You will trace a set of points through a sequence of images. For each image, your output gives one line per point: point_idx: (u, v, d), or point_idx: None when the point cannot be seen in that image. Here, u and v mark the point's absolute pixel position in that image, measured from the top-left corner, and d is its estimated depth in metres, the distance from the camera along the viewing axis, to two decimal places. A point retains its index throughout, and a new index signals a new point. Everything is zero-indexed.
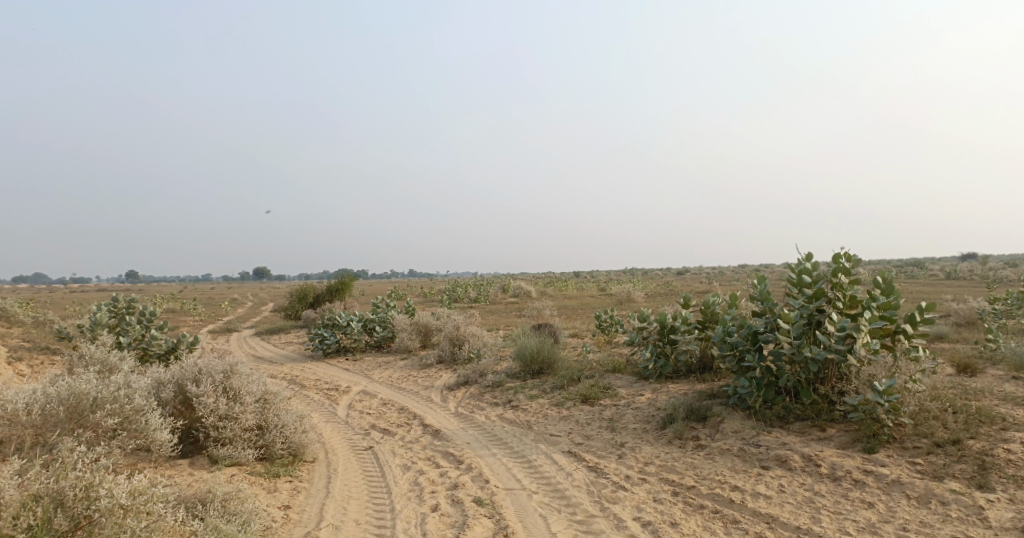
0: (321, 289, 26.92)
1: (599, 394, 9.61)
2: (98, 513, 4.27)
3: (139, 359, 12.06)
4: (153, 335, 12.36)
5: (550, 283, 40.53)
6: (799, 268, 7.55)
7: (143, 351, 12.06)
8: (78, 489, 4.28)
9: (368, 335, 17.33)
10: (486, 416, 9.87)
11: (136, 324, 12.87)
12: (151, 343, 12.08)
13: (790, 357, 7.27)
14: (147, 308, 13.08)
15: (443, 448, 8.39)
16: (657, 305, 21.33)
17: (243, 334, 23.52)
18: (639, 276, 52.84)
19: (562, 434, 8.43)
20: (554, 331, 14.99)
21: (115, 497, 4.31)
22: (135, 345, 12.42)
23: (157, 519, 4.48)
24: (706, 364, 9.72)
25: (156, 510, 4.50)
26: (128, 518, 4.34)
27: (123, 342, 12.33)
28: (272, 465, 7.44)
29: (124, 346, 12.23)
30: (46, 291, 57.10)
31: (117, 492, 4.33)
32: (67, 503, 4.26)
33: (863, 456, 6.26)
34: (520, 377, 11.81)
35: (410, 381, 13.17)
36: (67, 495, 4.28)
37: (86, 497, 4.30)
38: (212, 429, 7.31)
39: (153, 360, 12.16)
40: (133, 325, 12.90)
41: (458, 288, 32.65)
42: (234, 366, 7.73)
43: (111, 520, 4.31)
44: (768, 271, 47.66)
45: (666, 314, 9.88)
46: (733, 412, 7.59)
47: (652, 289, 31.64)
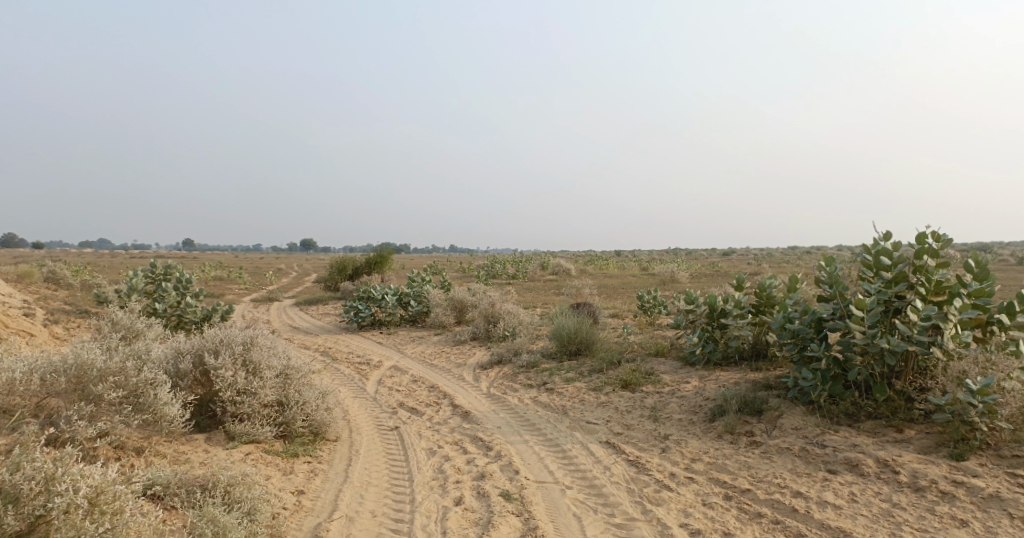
0: (358, 260, 26.59)
1: (641, 380, 8.96)
2: (55, 513, 3.83)
3: (172, 327, 11.92)
4: (187, 302, 12.18)
5: (591, 261, 39.72)
6: (877, 248, 6.80)
7: (178, 318, 11.95)
8: (35, 483, 3.84)
9: (402, 309, 16.89)
10: (519, 398, 9.30)
11: (171, 291, 12.17)
12: (185, 311, 11.91)
13: (863, 349, 6.54)
14: (183, 274, 12.34)
15: (472, 432, 7.84)
16: (702, 287, 20.44)
17: (281, 303, 23.36)
18: (683, 256, 51.61)
19: (600, 422, 7.81)
20: (594, 311, 14.34)
21: (72, 495, 3.87)
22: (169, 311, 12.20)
23: (125, 520, 4.01)
24: (759, 351, 8.99)
25: (127, 509, 4.04)
26: (88, 520, 3.88)
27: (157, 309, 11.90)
28: (291, 444, 6.96)
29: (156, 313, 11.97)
30: (95, 254, 58.19)
31: (78, 488, 3.89)
32: (21, 499, 3.81)
33: (949, 463, 5.53)
34: (557, 358, 11.21)
35: (442, 358, 12.68)
36: (24, 491, 3.84)
37: (46, 491, 3.88)
38: (230, 404, 6.82)
39: (186, 328, 12.01)
40: (169, 291, 12.16)
41: (498, 264, 32.04)
42: (255, 337, 7.25)
43: (69, 523, 3.85)
44: (818, 255, 46.02)
45: (716, 297, 9.15)
46: (793, 406, 6.87)
47: (696, 270, 30.65)
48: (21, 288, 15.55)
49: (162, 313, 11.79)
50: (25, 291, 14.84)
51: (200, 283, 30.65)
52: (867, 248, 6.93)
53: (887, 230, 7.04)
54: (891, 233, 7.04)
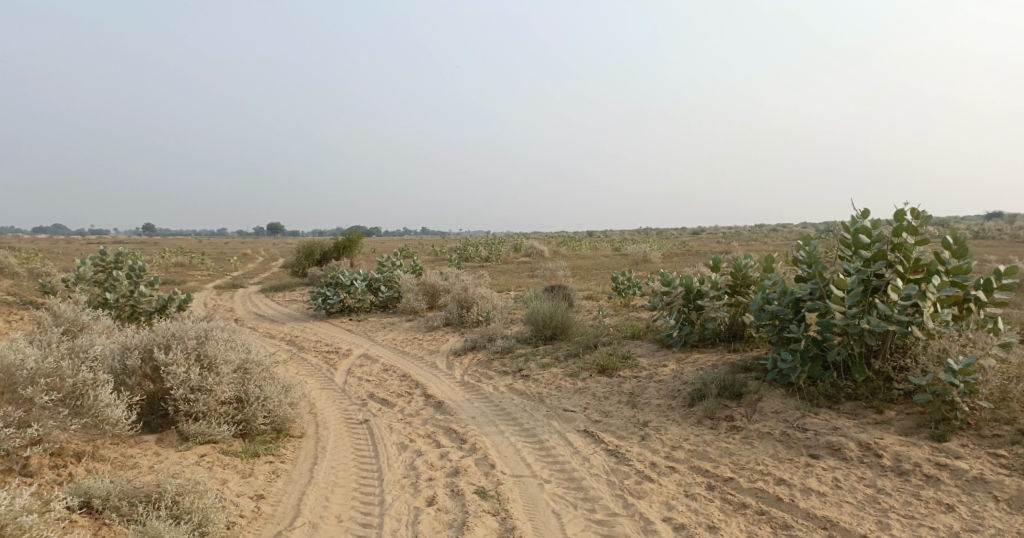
0: (327, 246, 26.08)
1: (618, 365, 8.75)
2: None
3: (127, 318, 11.39)
4: (142, 291, 11.65)
5: (563, 242, 39.52)
6: (855, 226, 6.60)
7: (131, 308, 11.38)
8: None
9: (372, 295, 16.52)
10: (493, 386, 9.05)
11: (123, 280, 11.87)
12: (139, 301, 11.36)
13: (843, 329, 6.35)
14: (136, 264, 12.13)
15: (445, 423, 7.58)
16: (675, 266, 20.36)
17: (248, 291, 22.81)
18: (655, 236, 51.70)
19: (577, 410, 7.59)
20: (568, 293, 14.12)
21: None
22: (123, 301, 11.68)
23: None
24: (736, 332, 8.81)
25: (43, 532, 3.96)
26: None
27: (110, 299, 11.51)
28: (250, 443, 6.65)
29: (111, 304, 11.48)
30: (56, 243, 56.41)
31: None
32: None
33: (933, 445, 5.38)
34: (532, 343, 10.97)
35: (414, 345, 12.37)
36: None
37: None
38: (183, 402, 6.52)
39: (141, 318, 11.51)
40: (120, 281, 11.86)
41: (471, 246, 31.67)
42: (210, 330, 6.92)
43: None
44: (788, 231, 46.38)
45: (692, 278, 8.91)
46: (773, 389, 6.67)
47: (669, 250, 30.62)
48: None
49: (115, 304, 11.25)
50: None
51: (164, 271, 29.86)
52: (846, 226, 6.73)
53: (865, 208, 6.86)
54: (868, 211, 6.86)
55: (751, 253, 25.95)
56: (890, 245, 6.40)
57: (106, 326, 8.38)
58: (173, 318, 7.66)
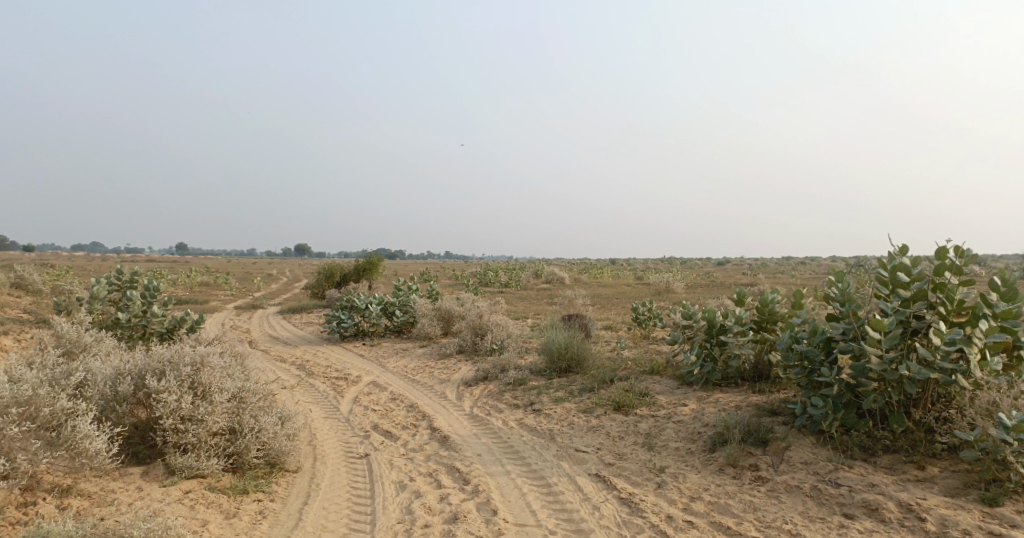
0: (346, 268, 25.81)
1: (635, 402, 8.26)
2: None
3: (135, 339, 11.12)
4: (153, 311, 11.42)
5: (586, 269, 39.02)
6: (893, 263, 6.08)
7: (143, 329, 11.16)
8: None
9: (387, 319, 16.16)
10: (503, 420, 8.59)
11: (135, 299, 11.54)
12: (151, 321, 11.16)
13: (880, 374, 5.81)
14: (150, 282, 11.77)
15: (449, 460, 7.14)
16: (698, 298, 19.76)
17: (265, 311, 22.60)
18: (679, 265, 50.90)
19: (590, 450, 7.11)
20: (586, 323, 13.64)
21: None
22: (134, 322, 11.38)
23: None
24: (761, 370, 8.29)
25: None
26: None
27: (121, 320, 11.20)
28: (241, 478, 6.29)
29: (120, 324, 11.18)
30: (85, 257, 57.07)
31: None
32: None
33: (983, 509, 4.84)
34: (546, 375, 10.50)
35: (426, 373, 11.95)
36: None
37: None
38: (172, 432, 6.19)
39: (151, 339, 11.29)
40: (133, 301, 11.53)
41: (491, 272, 31.26)
42: (208, 355, 6.59)
43: None
44: (816, 264, 45.41)
45: (715, 312, 8.43)
46: (802, 436, 6.14)
47: (692, 280, 29.97)
48: None
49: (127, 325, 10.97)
50: None
51: (187, 290, 29.83)
52: (882, 263, 6.22)
53: (903, 243, 6.36)
54: (906, 247, 6.36)
55: (778, 285, 25.23)
56: (932, 284, 5.88)
57: (109, 348, 8.05)
58: (173, 342, 7.35)
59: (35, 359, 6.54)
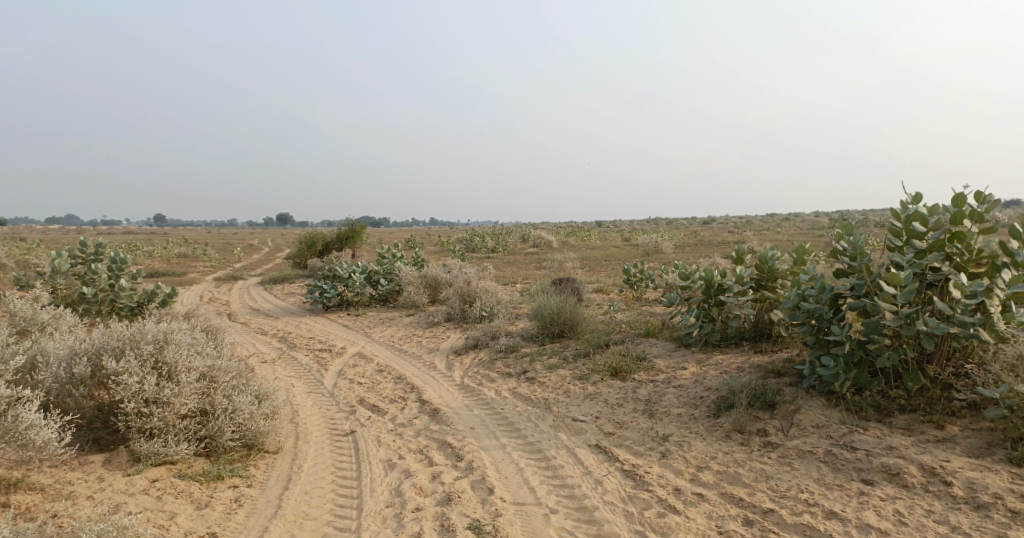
0: (329, 237, 25.24)
1: (632, 367, 7.92)
2: None
3: (108, 315, 10.64)
4: (122, 285, 10.90)
5: (573, 232, 38.61)
6: (906, 213, 5.73)
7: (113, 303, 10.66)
8: None
9: (372, 288, 15.72)
10: (495, 390, 8.24)
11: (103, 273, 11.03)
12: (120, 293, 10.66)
13: (894, 330, 5.47)
14: (116, 254, 11.25)
15: (441, 435, 6.79)
16: (687, 258, 19.49)
17: (249, 283, 22.08)
18: (666, 225, 50.61)
19: (588, 419, 6.78)
20: (577, 286, 13.26)
21: None
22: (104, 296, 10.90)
23: None
24: (762, 330, 7.96)
25: None
26: None
27: (87, 295, 10.68)
28: (215, 463, 5.93)
29: (89, 299, 10.66)
30: (61, 235, 55.72)
31: None
32: None
33: (1011, 469, 4.55)
34: (537, 341, 10.15)
35: (413, 342, 11.56)
36: None
37: None
38: (136, 417, 5.78)
39: (122, 314, 10.79)
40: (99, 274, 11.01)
41: (477, 237, 30.79)
42: (172, 332, 6.16)
43: None
44: (804, 219, 45.24)
45: (713, 271, 8.05)
46: (811, 398, 5.80)
47: (681, 239, 29.67)
48: None
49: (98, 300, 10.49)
50: None
51: (169, 263, 29.23)
52: (896, 213, 5.87)
53: (917, 192, 5.99)
54: (921, 195, 5.99)
55: (767, 242, 24.98)
56: (950, 234, 5.52)
57: (71, 325, 7.66)
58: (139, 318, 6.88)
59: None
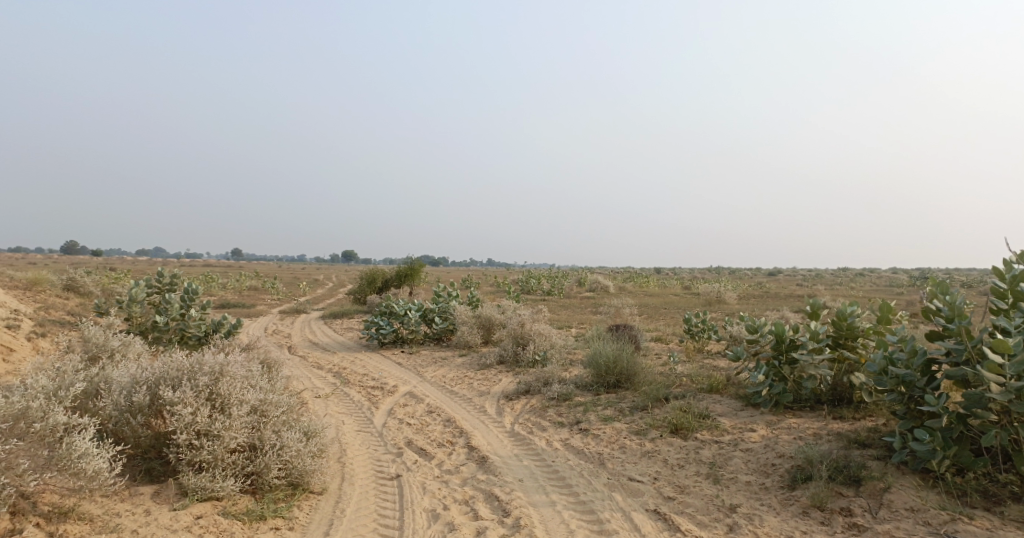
0: (388, 273, 25.30)
1: (693, 424, 7.40)
2: None
3: (179, 344, 10.69)
4: (193, 315, 10.92)
5: (631, 279, 37.97)
6: (1014, 274, 5.23)
7: (182, 332, 10.69)
8: None
9: (426, 326, 15.52)
10: (547, 440, 7.82)
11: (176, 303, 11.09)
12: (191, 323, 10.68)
13: (1001, 406, 4.96)
14: (189, 286, 11.27)
15: (488, 486, 6.41)
16: (752, 309, 18.72)
17: (308, 316, 22.23)
18: (728, 275, 49.40)
19: (646, 479, 6.32)
20: (635, 334, 12.77)
21: None
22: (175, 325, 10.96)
23: None
24: (839, 393, 7.37)
25: None
26: None
27: (160, 323, 10.75)
28: (259, 501, 5.65)
29: (161, 328, 10.72)
30: (136, 261, 57.78)
31: None
32: None
33: None
34: (593, 390, 9.70)
35: (465, 384, 11.24)
36: None
37: None
38: (187, 449, 5.56)
39: (191, 344, 10.80)
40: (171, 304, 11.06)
41: (534, 279, 30.48)
42: (228, 365, 6.01)
43: None
44: (874, 275, 43.50)
45: (785, 325, 7.51)
46: (902, 476, 5.31)
47: (744, 290, 28.72)
48: (29, 292, 14.46)
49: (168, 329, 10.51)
50: (29, 296, 13.69)
51: (235, 293, 29.85)
52: (1001, 273, 5.38)
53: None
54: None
55: (837, 296, 23.88)
56: None
57: (138, 353, 7.55)
58: (207, 351, 6.84)
59: (56, 366, 6.08)
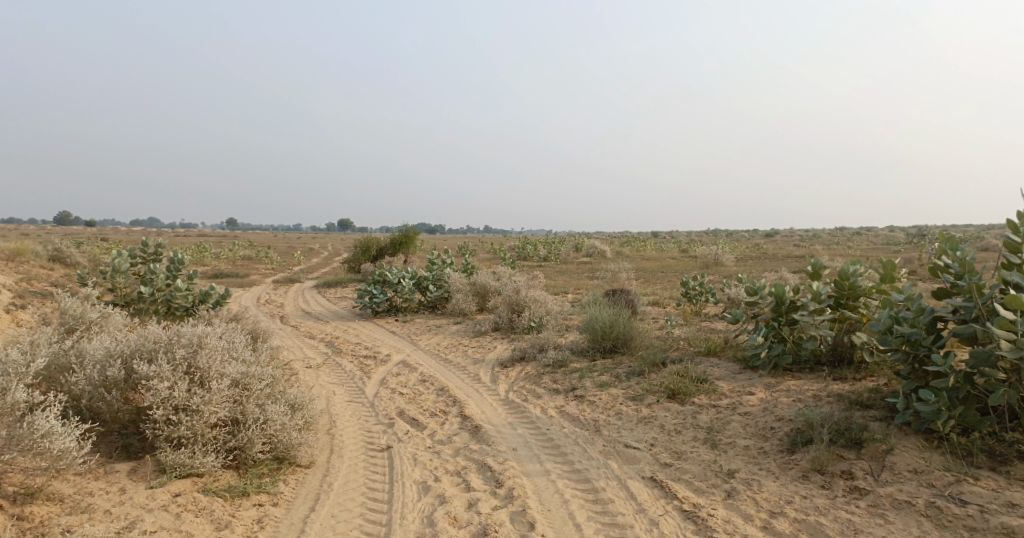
0: (383, 241, 25.02)
1: (691, 388, 7.24)
2: None
3: (166, 314, 10.45)
4: (181, 286, 10.65)
5: (629, 243, 37.75)
6: None
7: (169, 302, 10.45)
8: None
9: (421, 294, 15.32)
10: (542, 407, 7.66)
11: (163, 274, 10.81)
12: (178, 294, 10.44)
13: (1010, 363, 4.80)
14: (176, 256, 10.96)
15: (480, 456, 6.25)
16: (750, 272, 18.51)
17: (303, 286, 22.03)
18: (726, 237, 49.16)
19: (642, 446, 6.16)
20: (632, 298, 12.58)
21: None
22: (162, 296, 10.71)
23: None
24: (841, 354, 7.19)
25: None
26: None
27: (146, 294, 10.50)
28: (243, 477, 5.49)
29: (147, 299, 10.47)
30: (129, 233, 57.31)
31: None
32: None
33: None
34: (589, 356, 9.53)
35: (460, 352, 11.07)
36: None
37: None
38: (165, 424, 5.38)
39: (180, 315, 10.57)
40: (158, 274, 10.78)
41: (530, 245, 30.22)
42: (207, 336, 5.79)
43: None
44: (872, 235, 43.32)
45: (785, 287, 7.28)
46: (905, 437, 5.14)
47: (741, 253, 28.52)
48: (15, 264, 14.17)
49: (155, 300, 10.25)
50: (14, 268, 13.41)
51: (231, 264, 29.69)
52: (1014, 228, 5.16)
53: None
54: None
55: (837, 255, 23.67)
56: None
57: (120, 325, 7.32)
58: (187, 321, 6.65)
59: (26, 339, 5.88)
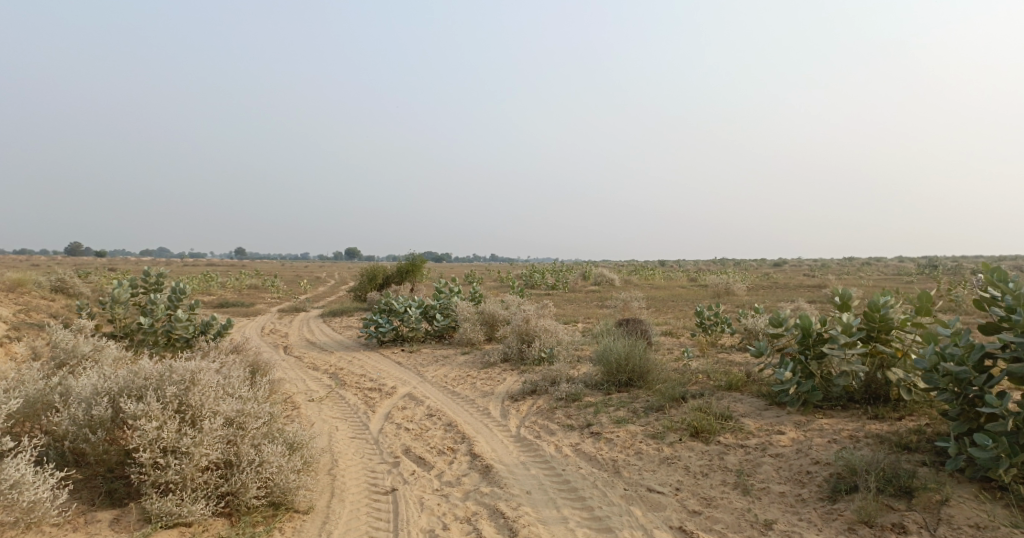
0: (389, 269, 24.67)
1: (716, 426, 6.78)
2: None
3: (165, 345, 10.05)
4: (181, 315, 10.26)
5: (638, 271, 37.35)
6: None
7: (168, 333, 10.05)
8: None
9: (428, 323, 14.91)
10: (556, 446, 7.20)
11: (163, 303, 10.44)
12: (178, 324, 10.04)
13: None
14: (178, 284, 10.59)
15: (492, 500, 5.80)
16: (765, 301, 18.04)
17: (308, 315, 21.64)
18: (735, 265, 48.68)
19: (667, 490, 5.70)
20: (646, 328, 12.13)
21: None
22: (161, 326, 10.32)
23: None
24: (874, 390, 6.72)
25: None
26: None
27: (145, 324, 10.11)
28: (235, 525, 5.05)
29: (146, 329, 10.08)
30: (137, 262, 57.20)
31: None
32: None
33: None
34: (603, 389, 9.07)
35: (468, 384, 10.62)
36: None
37: None
38: (152, 468, 4.96)
39: (179, 346, 10.16)
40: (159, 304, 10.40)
41: (538, 273, 29.83)
42: (202, 371, 5.37)
43: None
44: (883, 264, 42.79)
45: (811, 318, 6.87)
46: (960, 486, 4.70)
47: (753, 281, 28.06)
48: (14, 294, 13.87)
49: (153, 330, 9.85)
50: (14, 299, 13.10)
51: (237, 293, 29.36)
52: None
53: None
54: None
55: (852, 285, 23.20)
56: None
57: (114, 358, 6.92)
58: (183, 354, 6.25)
59: (10, 374, 5.51)
